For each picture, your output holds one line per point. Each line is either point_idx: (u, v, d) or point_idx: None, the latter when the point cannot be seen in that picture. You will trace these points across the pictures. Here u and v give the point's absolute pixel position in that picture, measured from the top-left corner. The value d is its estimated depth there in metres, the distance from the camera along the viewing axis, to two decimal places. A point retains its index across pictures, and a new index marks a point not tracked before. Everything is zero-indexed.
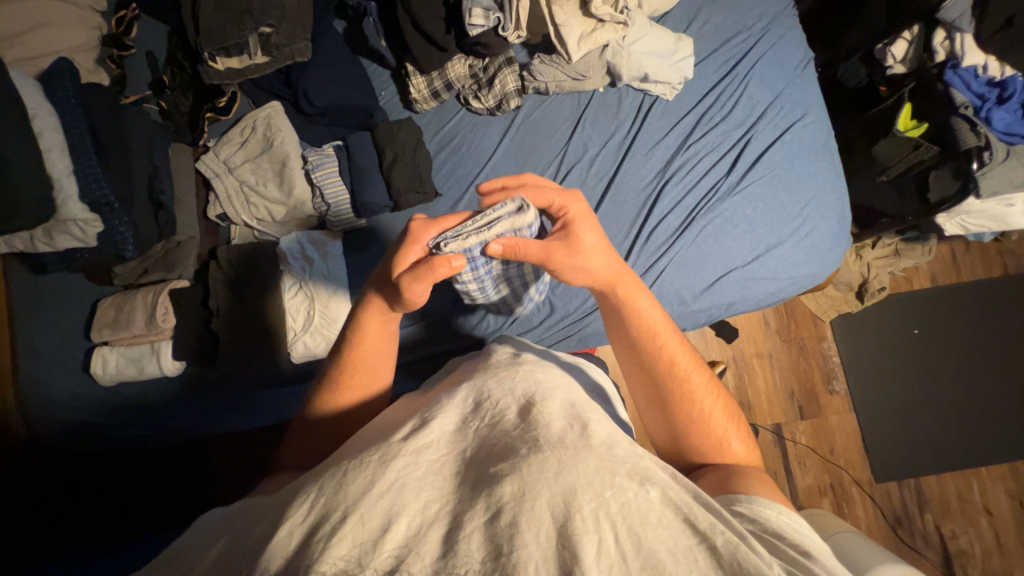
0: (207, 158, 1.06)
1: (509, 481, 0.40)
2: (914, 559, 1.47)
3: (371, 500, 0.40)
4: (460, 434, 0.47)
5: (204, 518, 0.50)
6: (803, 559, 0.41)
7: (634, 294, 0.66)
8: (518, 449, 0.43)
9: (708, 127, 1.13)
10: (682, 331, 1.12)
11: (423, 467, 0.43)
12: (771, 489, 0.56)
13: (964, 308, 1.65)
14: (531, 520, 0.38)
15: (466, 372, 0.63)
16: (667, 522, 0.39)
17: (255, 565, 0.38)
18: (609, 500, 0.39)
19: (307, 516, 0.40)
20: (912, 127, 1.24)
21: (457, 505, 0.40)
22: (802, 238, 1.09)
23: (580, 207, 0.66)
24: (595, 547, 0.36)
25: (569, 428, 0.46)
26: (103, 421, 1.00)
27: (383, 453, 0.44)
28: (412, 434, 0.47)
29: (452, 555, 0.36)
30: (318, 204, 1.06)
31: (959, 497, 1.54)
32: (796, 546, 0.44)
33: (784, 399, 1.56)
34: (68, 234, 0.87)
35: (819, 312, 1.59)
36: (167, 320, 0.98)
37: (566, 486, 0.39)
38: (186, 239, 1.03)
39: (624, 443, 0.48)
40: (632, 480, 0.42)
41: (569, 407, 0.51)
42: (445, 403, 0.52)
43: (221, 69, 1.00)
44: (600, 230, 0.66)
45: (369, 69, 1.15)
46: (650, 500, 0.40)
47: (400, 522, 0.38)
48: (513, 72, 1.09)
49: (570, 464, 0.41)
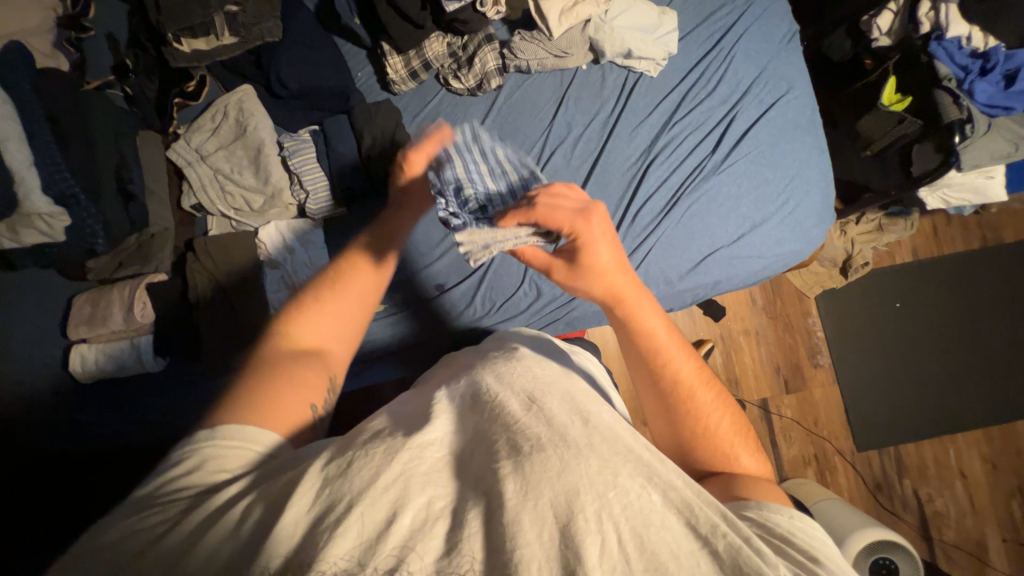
0: (178, 145, 1.02)
1: (512, 479, 0.41)
2: (891, 521, 1.54)
3: (378, 492, 0.40)
4: (461, 431, 0.48)
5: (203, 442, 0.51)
6: (811, 564, 0.42)
7: (643, 311, 0.65)
8: (519, 445, 0.43)
9: (692, 106, 1.11)
10: (670, 311, 1.13)
11: (428, 462, 0.43)
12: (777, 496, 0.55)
13: (944, 279, 1.68)
14: (534, 518, 0.38)
15: (461, 367, 0.63)
16: (670, 523, 0.40)
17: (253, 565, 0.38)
18: (611, 501, 0.40)
19: (310, 509, 0.41)
20: (896, 102, 1.22)
21: (460, 504, 0.41)
22: (787, 216, 1.09)
23: (598, 232, 0.62)
24: (598, 549, 0.37)
25: (572, 424, 0.46)
26: (87, 418, 0.98)
27: (389, 445, 0.44)
28: (413, 429, 0.46)
29: (457, 553, 0.37)
30: (296, 191, 1.02)
31: (936, 462, 1.60)
32: (805, 551, 0.44)
33: (769, 374, 1.59)
34: (34, 229, 0.84)
35: (804, 289, 1.61)
36: (145, 313, 0.96)
37: (569, 485, 0.40)
38: (160, 232, 1.00)
39: (624, 435, 0.47)
40: (635, 482, 0.42)
41: (570, 401, 0.50)
42: (445, 398, 0.51)
43: (187, 50, 0.96)
44: (615, 246, 0.64)
45: (344, 48, 1.11)
46: (654, 502, 0.41)
47: (405, 515, 0.39)
48: (493, 50, 1.06)
49: (573, 464, 0.41)
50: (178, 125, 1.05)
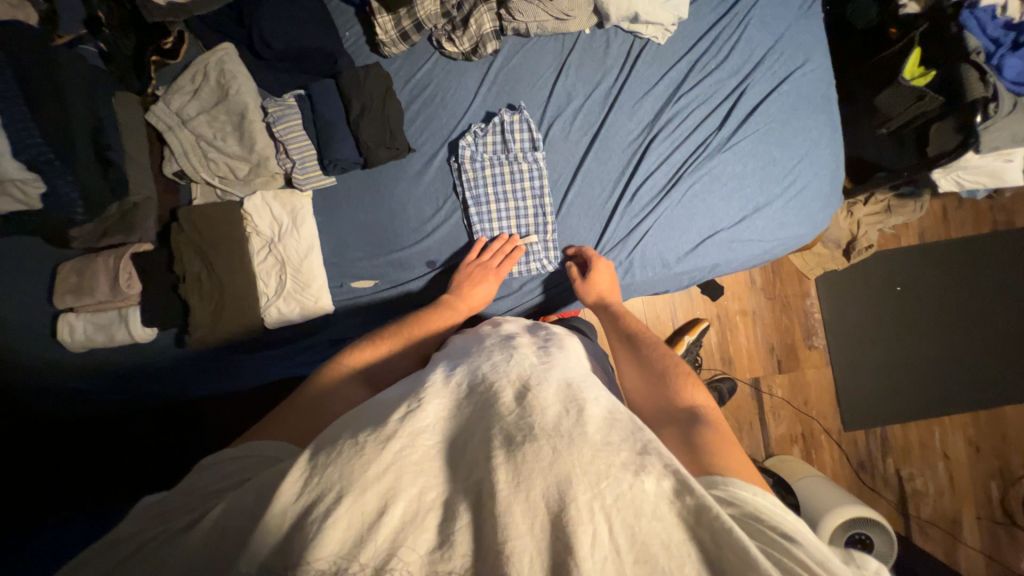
0: (157, 107, 0.97)
1: (504, 469, 0.40)
2: (872, 498, 1.58)
3: (369, 485, 0.39)
4: (455, 418, 0.46)
5: (206, 462, 0.51)
6: (782, 540, 0.40)
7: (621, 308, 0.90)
8: (512, 436, 0.42)
9: (701, 77, 1.05)
10: (666, 292, 1.11)
11: (419, 451, 0.42)
12: (750, 471, 0.52)
13: (949, 264, 1.65)
14: (526, 510, 0.37)
15: (456, 355, 0.62)
16: (661, 512, 0.38)
17: (243, 555, 0.38)
18: (604, 491, 0.38)
19: (297, 499, 0.39)
20: (919, 76, 1.15)
21: (452, 496, 0.40)
22: (792, 197, 1.05)
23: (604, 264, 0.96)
24: (589, 537, 0.36)
25: (565, 414, 0.45)
26: (81, 386, 0.99)
27: (379, 434, 0.42)
28: (408, 414, 0.45)
29: (449, 546, 0.37)
30: (282, 160, 0.98)
31: (920, 444, 1.63)
32: (775, 527, 0.41)
33: (764, 354, 1.59)
34: (9, 196, 0.82)
35: (805, 270, 1.59)
36: (132, 286, 0.95)
37: (562, 475, 0.39)
38: (142, 201, 0.96)
39: (620, 423, 0.46)
40: (626, 470, 0.40)
41: (565, 389, 0.50)
42: (439, 385, 0.50)
43: (161, 3, 0.89)
44: (613, 276, 0.96)
45: (331, 5, 1.03)
46: (646, 490, 0.39)
47: (397, 507, 0.38)
48: (489, 11, 0.99)
49: (565, 454, 0.40)
50: (159, 87, 1.00)
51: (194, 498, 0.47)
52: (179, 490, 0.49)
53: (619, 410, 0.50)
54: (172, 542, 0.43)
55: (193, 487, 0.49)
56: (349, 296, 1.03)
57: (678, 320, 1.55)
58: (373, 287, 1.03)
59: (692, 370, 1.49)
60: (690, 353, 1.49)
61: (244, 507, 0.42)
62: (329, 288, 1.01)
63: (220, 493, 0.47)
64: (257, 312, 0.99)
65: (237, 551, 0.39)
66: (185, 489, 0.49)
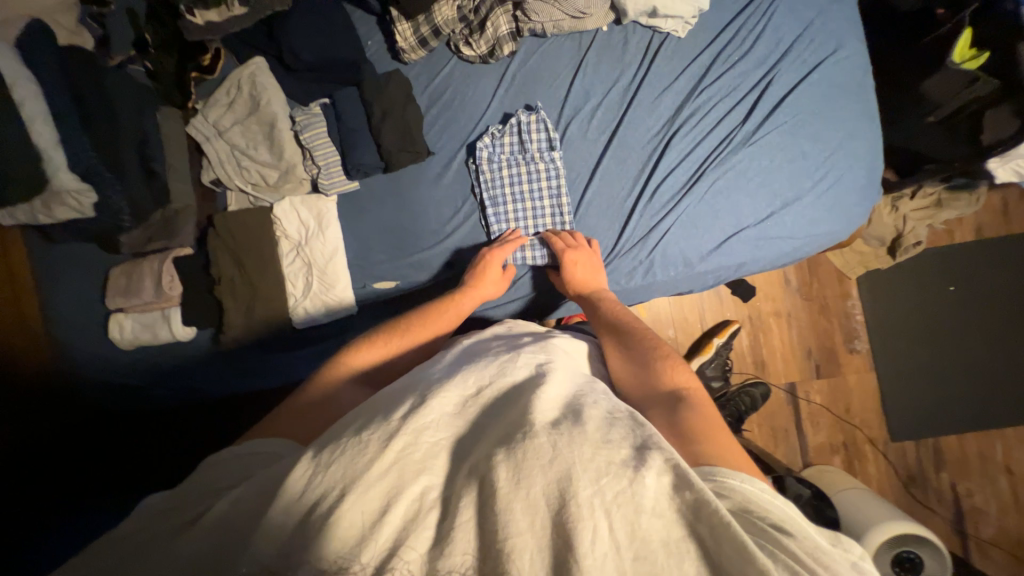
0: (196, 120, 1.03)
1: (504, 466, 0.40)
2: (923, 514, 1.47)
3: (372, 481, 0.40)
4: (459, 417, 0.47)
5: (214, 458, 0.53)
6: (775, 531, 0.39)
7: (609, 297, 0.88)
8: (513, 435, 0.43)
9: (723, 70, 1.01)
10: (688, 291, 1.08)
11: (422, 448, 0.43)
12: (737, 453, 0.51)
13: (1010, 261, 1.51)
14: (526, 507, 0.37)
15: (465, 354, 0.63)
16: (662, 511, 0.38)
17: (255, 542, 0.40)
18: (604, 488, 0.38)
19: (304, 494, 0.40)
20: (971, 58, 1.07)
21: (453, 491, 0.40)
22: (823, 191, 0.99)
23: (575, 254, 0.93)
24: (590, 534, 0.36)
25: (566, 415, 0.45)
26: (130, 381, 1.06)
27: (383, 430, 0.43)
28: (412, 411, 0.46)
29: (448, 543, 0.37)
30: (309, 167, 1.02)
31: (979, 456, 1.50)
32: (768, 518, 0.40)
33: (800, 358, 1.51)
34: (64, 205, 0.89)
35: (845, 269, 1.50)
36: (173, 287, 1.02)
37: (562, 472, 0.39)
38: (182, 208, 1.02)
39: (621, 422, 0.46)
40: (626, 468, 0.39)
41: (566, 396, 0.49)
42: (446, 381, 0.51)
43: (200, 23, 0.95)
44: (588, 263, 0.93)
45: (353, 16, 1.07)
46: (646, 488, 0.38)
47: (400, 505, 0.39)
48: (505, 13, 1.00)
49: (565, 450, 0.40)
50: (198, 101, 1.05)
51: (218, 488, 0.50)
52: (185, 486, 0.50)
53: (619, 410, 0.49)
54: (178, 536, 0.44)
55: (204, 481, 0.50)
56: (371, 296, 1.06)
57: (707, 323, 1.50)
58: (394, 288, 1.06)
59: (722, 373, 1.44)
60: (719, 356, 1.44)
61: (260, 499, 0.44)
62: (352, 288, 1.04)
63: (222, 490, 0.49)
64: (286, 312, 1.03)
65: (247, 539, 0.41)
66: (202, 482, 0.51)
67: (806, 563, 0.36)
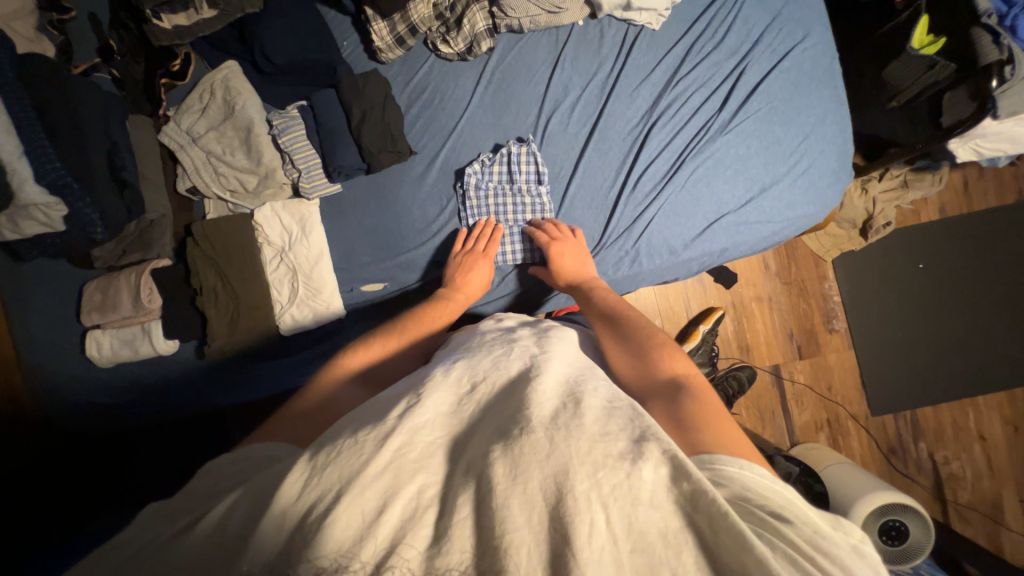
0: (169, 128, 1.00)
1: (501, 464, 0.40)
2: (905, 484, 1.53)
3: (367, 484, 0.39)
4: (455, 417, 0.47)
5: (210, 464, 0.52)
6: (773, 521, 0.40)
7: (596, 283, 0.90)
8: (509, 430, 0.43)
9: (698, 60, 1.04)
10: (675, 280, 1.10)
11: (417, 449, 0.43)
12: (738, 438, 0.52)
13: (974, 237, 1.59)
14: (523, 503, 0.38)
15: (456, 348, 0.65)
16: (659, 502, 0.39)
17: (248, 553, 0.39)
18: (601, 481, 0.39)
19: (297, 502, 0.40)
20: (928, 44, 1.11)
21: (449, 490, 0.40)
22: (799, 176, 1.03)
23: (564, 241, 0.96)
24: (587, 528, 0.36)
25: (563, 408, 0.46)
26: (111, 400, 1.03)
27: (377, 432, 0.43)
28: (406, 412, 0.46)
29: (446, 542, 0.37)
30: (289, 170, 1.00)
31: (954, 425, 1.57)
32: (765, 507, 0.42)
33: (783, 340, 1.55)
34: (32, 219, 0.86)
35: (821, 252, 1.55)
36: (153, 300, 0.98)
37: (559, 466, 0.39)
38: (158, 218, 1.00)
39: (620, 413, 0.47)
40: (624, 460, 0.41)
41: (565, 384, 0.51)
42: (438, 380, 0.52)
43: (167, 27, 0.93)
44: (573, 246, 0.96)
45: (328, 17, 1.06)
46: (643, 479, 0.39)
47: (395, 505, 0.39)
48: (482, 9, 1.00)
49: (562, 444, 0.41)
50: (169, 109, 1.02)
51: (205, 501, 0.48)
52: (180, 503, 0.50)
53: (619, 398, 0.51)
54: (169, 546, 0.43)
55: (196, 495, 0.50)
56: (359, 300, 1.05)
57: (692, 310, 1.53)
58: (383, 290, 1.05)
59: (710, 359, 1.47)
60: (706, 343, 1.46)
61: (249, 510, 0.43)
62: (340, 292, 1.03)
63: (214, 501, 0.48)
64: (273, 322, 1.02)
65: (239, 554, 0.40)
66: (194, 493, 0.50)
67: (805, 552, 0.37)
